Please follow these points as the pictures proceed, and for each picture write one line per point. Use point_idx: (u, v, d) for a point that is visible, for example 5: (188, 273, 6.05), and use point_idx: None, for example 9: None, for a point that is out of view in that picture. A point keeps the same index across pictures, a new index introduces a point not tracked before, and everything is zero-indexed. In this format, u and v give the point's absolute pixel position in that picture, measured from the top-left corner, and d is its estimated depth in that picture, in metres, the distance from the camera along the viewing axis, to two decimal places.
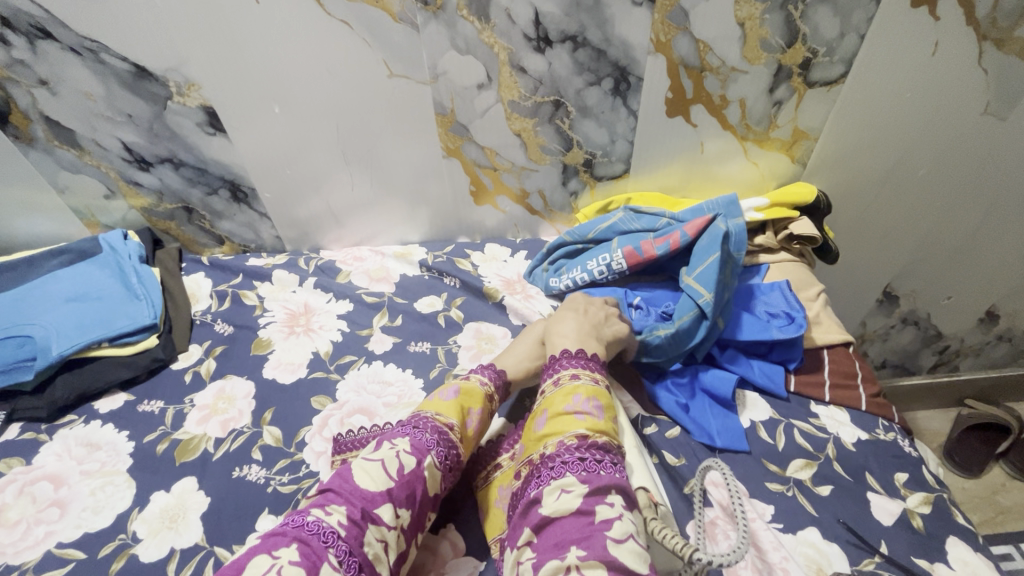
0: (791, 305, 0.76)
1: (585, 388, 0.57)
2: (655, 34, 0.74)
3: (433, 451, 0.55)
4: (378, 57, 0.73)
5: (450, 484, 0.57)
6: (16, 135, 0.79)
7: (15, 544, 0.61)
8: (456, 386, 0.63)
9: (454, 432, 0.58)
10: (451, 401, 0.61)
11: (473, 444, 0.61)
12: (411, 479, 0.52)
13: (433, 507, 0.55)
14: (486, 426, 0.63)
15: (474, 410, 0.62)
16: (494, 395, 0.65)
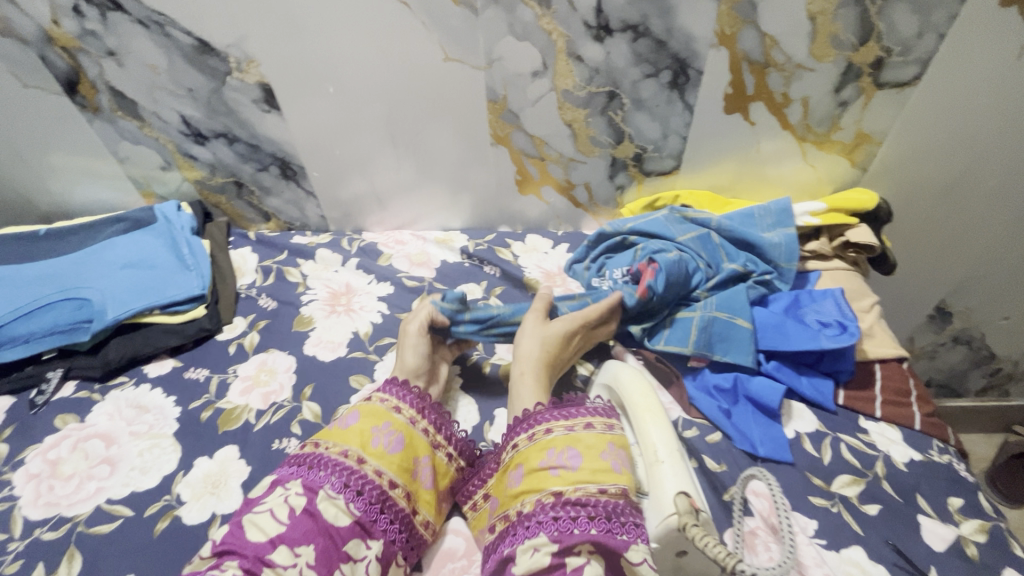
0: (845, 314, 0.72)
1: (559, 438, 0.57)
2: (720, 27, 0.71)
3: (327, 486, 0.55)
4: (435, 40, 0.73)
5: (381, 518, 0.56)
6: (82, 105, 0.82)
7: (68, 496, 0.63)
8: (354, 411, 0.63)
9: (358, 460, 0.58)
10: (348, 430, 0.61)
11: (398, 468, 0.60)
12: (310, 525, 0.53)
13: (362, 537, 0.55)
14: (412, 446, 0.62)
15: (383, 426, 0.62)
16: (407, 407, 0.64)
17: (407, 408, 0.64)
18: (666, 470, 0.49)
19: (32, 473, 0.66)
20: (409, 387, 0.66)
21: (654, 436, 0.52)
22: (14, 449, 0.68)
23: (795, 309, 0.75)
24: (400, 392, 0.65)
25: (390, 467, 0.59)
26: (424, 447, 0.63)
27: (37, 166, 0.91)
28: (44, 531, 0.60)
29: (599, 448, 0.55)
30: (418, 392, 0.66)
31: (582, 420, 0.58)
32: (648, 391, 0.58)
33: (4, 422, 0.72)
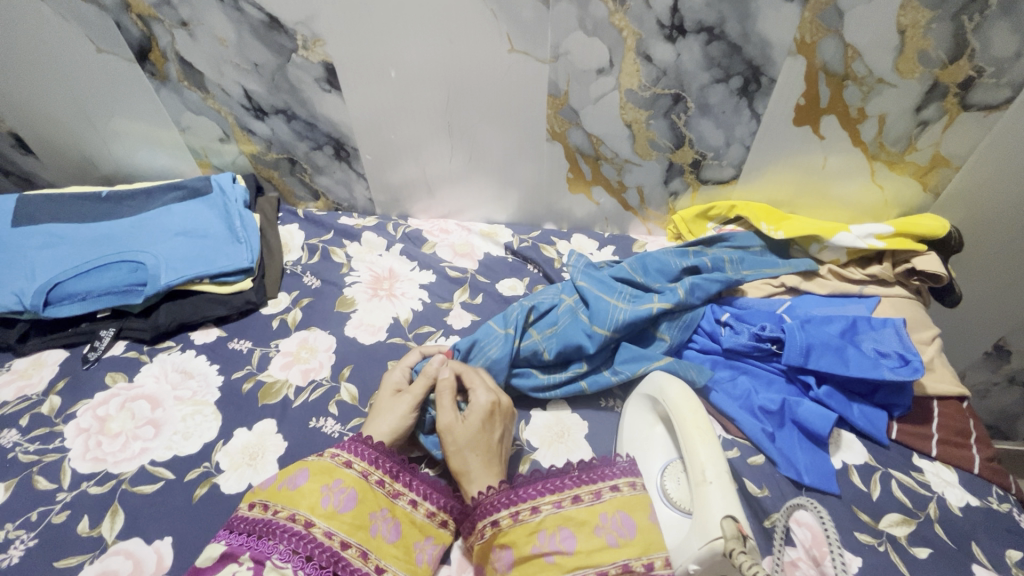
0: (906, 346, 0.69)
1: (549, 517, 0.53)
2: (801, 34, 0.68)
3: (273, 555, 0.51)
4: (502, 30, 0.71)
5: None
6: (151, 72, 0.84)
7: (115, 454, 0.65)
8: (304, 467, 0.58)
9: (307, 524, 0.54)
10: (295, 491, 0.56)
11: (351, 527, 0.55)
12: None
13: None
14: (367, 501, 0.57)
15: (335, 483, 0.57)
16: (359, 461, 0.60)
17: (360, 463, 0.59)
18: (714, 491, 0.47)
19: (82, 427, 0.68)
20: (363, 439, 0.62)
21: (703, 455, 0.50)
22: (66, 402, 0.71)
23: (852, 335, 0.71)
24: (354, 447, 0.61)
25: (343, 527, 0.55)
26: (385, 500, 0.59)
27: (103, 130, 0.93)
28: (91, 485, 0.62)
29: (593, 522, 0.52)
30: (373, 444, 0.61)
31: (569, 492, 0.55)
32: (698, 407, 0.55)
33: (58, 375, 0.74)
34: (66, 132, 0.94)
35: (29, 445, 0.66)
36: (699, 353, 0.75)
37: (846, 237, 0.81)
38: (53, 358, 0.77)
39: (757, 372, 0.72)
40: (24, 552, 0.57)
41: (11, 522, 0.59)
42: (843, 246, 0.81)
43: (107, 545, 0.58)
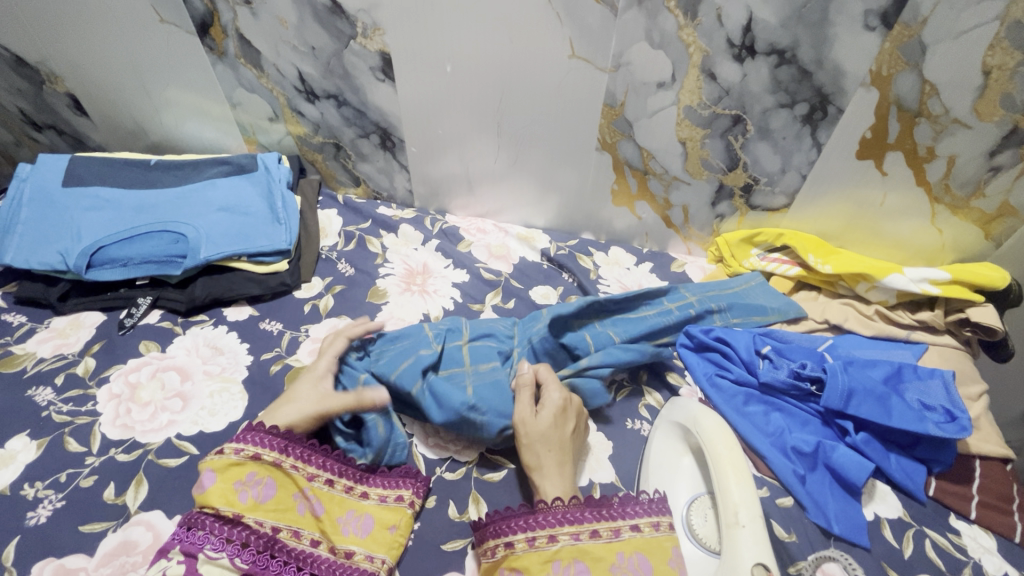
0: (953, 401, 0.66)
1: (566, 548, 0.51)
2: (877, 66, 0.65)
3: (207, 548, 0.49)
4: (565, 35, 0.70)
5: (272, 562, 0.51)
6: (210, 47, 0.84)
7: (143, 423, 0.66)
8: (209, 467, 0.53)
9: (233, 516, 0.52)
10: (206, 492, 0.52)
11: (277, 512, 0.54)
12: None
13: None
14: (286, 485, 0.56)
15: (247, 476, 0.54)
16: (269, 450, 0.56)
17: (273, 453, 0.56)
18: (746, 536, 0.46)
19: (114, 393, 0.69)
20: (269, 430, 0.57)
21: (737, 496, 0.49)
22: (100, 365, 0.72)
23: (895, 382, 0.69)
24: (257, 438, 0.56)
25: (270, 514, 0.53)
26: (301, 483, 0.57)
27: (156, 99, 0.94)
28: (118, 452, 0.63)
29: (609, 559, 0.50)
30: (280, 433, 0.57)
31: (587, 526, 0.52)
32: (734, 444, 0.54)
33: (95, 338, 0.76)
34: (121, 97, 0.95)
35: (63, 406, 0.67)
36: (732, 384, 0.72)
37: (899, 278, 0.77)
38: (91, 321, 0.78)
39: (793, 410, 0.69)
40: (51, 512, 0.58)
41: (41, 480, 0.61)
42: (894, 288, 0.78)
43: (130, 514, 0.59)
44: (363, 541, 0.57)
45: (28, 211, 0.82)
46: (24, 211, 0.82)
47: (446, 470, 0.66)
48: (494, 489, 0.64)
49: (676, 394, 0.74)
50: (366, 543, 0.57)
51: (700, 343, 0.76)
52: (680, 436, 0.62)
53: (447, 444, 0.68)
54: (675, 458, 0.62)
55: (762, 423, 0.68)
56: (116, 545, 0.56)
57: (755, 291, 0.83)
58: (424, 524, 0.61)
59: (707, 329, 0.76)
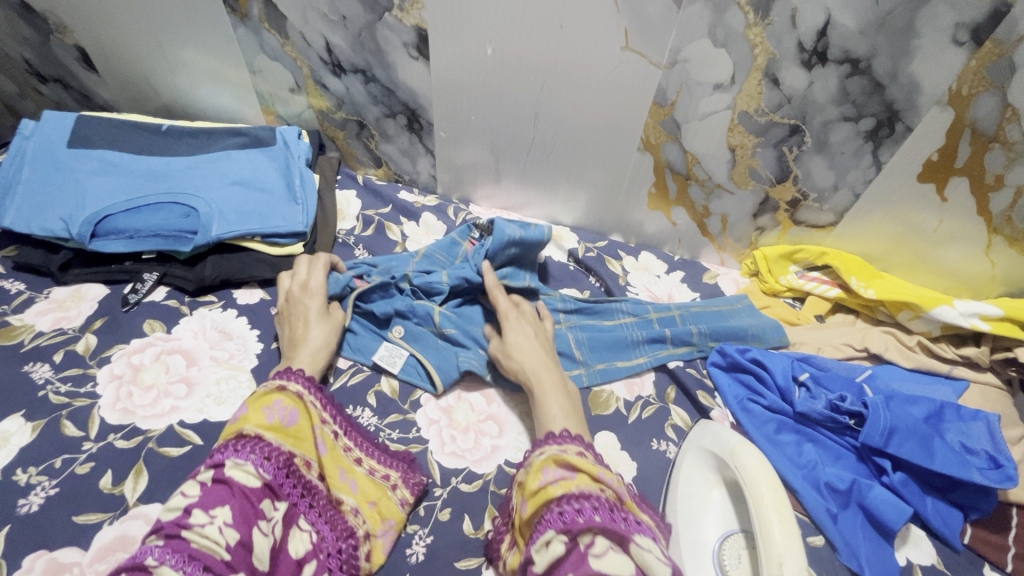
0: (998, 446, 0.63)
1: (552, 455, 0.52)
2: (958, 84, 0.59)
3: (231, 455, 0.49)
4: (620, 25, 0.64)
5: (287, 482, 0.52)
6: (233, 8, 0.78)
7: (145, 408, 0.63)
8: (243, 395, 0.56)
9: (255, 433, 0.52)
10: (236, 420, 0.53)
11: (296, 440, 0.55)
12: (224, 491, 0.47)
13: (272, 499, 0.50)
14: (306, 416, 0.57)
15: (275, 401, 0.55)
16: (295, 383, 0.59)
17: (302, 389, 0.59)
18: None
19: (115, 373, 0.65)
20: (296, 370, 0.60)
21: (781, 545, 0.45)
22: (102, 343, 0.68)
23: (936, 422, 0.65)
24: (300, 378, 0.59)
25: (289, 439, 0.54)
26: (317, 421, 0.58)
27: (170, 60, 0.89)
28: (118, 438, 0.60)
29: (593, 472, 0.50)
30: (309, 377, 0.61)
31: (574, 446, 0.53)
32: (778, 485, 0.50)
33: (96, 312, 0.72)
34: (133, 55, 0.89)
35: (60, 385, 0.64)
36: (765, 410, 0.69)
37: (947, 311, 0.74)
38: (93, 294, 0.74)
39: (827, 443, 0.66)
40: (44, 500, 0.55)
41: (35, 465, 0.57)
42: (941, 320, 0.74)
43: (128, 507, 0.55)
44: (352, 495, 0.58)
45: (30, 170, 0.77)
46: (26, 171, 0.77)
47: (461, 481, 0.62)
48: None
49: (706, 417, 0.69)
50: (355, 496, 0.58)
51: (733, 363, 0.73)
52: (705, 469, 0.60)
53: (464, 453, 0.65)
54: (700, 493, 0.59)
55: (794, 455, 0.65)
56: (112, 540, 0.53)
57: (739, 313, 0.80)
58: (436, 537, 0.58)
59: (743, 349, 0.73)
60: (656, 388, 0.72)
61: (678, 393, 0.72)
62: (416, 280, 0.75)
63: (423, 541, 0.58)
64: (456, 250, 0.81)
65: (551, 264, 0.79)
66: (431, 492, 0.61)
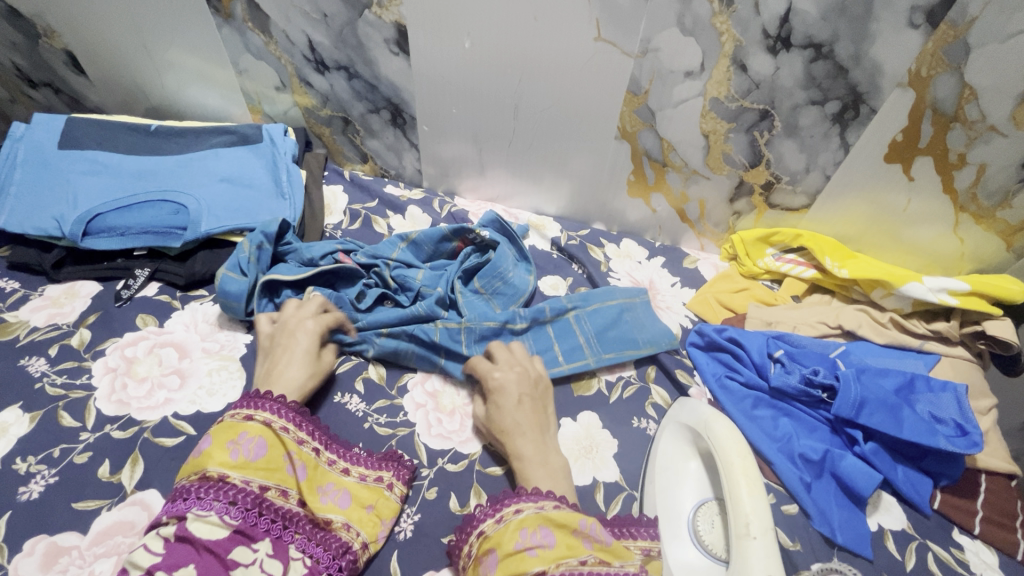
0: (965, 415, 0.65)
1: (531, 516, 0.50)
2: (917, 66, 0.62)
3: (193, 506, 0.48)
4: (592, 15, 0.66)
5: (262, 519, 0.50)
6: (217, 9, 0.80)
7: (139, 400, 0.64)
8: (208, 432, 0.54)
9: (220, 477, 0.51)
10: (201, 455, 0.52)
11: (267, 471, 0.53)
12: (187, 550, 0.47)
13: (245, 543, 0.49)
14: (277, 445, 0.55)
15: (241, 436, 0.53)
16: (263, 412, 0.56)
17: (274, 418, 0.57)
18: (757, 549, 0.45)
19: (109, 367, 0.67)
20: (266, 396, 0.58)
21: (749, 507, 0.47)
22: (96, 337, 0.70)
23: (906, 394, 0.68)
24: (274, 407, 0.58)
25: (258, 473, 0.53)
26: (289, 445, 0.56)
27: (157, 61, 0.90)
28: (114, 428, 0.62)
29: (572, 525, 0.49)
30: (291, 403, 0.59)
31: (548, 501, 0.52)
32: (748, 453, 0.52)
33: (89, 309, 0.73)
34: (120, 57, 0.91)
35: (57, 379, 0.65)
36: (742, 387, 0.71)
37: (917, 287, 0.76)
38: (86, 291, 0.76)
39: (802, 416, 0.69)
40: (44, 488, 0.57)
41: (34, 454, 0.59)
42: (911, 296, 0.76)
43: (125, 493, 0.57)
44: (342, 511, 0.56)
45: (22, 172, 0.79)
46: (18, 172, 0.79)
47: (448, 461, 0.64)
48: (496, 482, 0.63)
49: (684, 395, 0.72)
50: (346, 512, 0.57)
51: (711, 343, 0.75)
52: (680, 445, 0.62)
53: (450, 435, 0.67)
54: (677, 467, 0.61)
55: (769, 429, 0.67)
56: (110, 524, 0.55)
57: (641, 310, 0.78)
58: (424, 515, 0.60)
59: (720, 329, 0.75)
60: (636, 368, 0.75)
61: (659, 372, 0.75)
62: (395, 272, 0.78)
63: (412, 519, 0.60)
64: (444, 246, 0.83)
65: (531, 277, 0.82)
66: (419, 472, 0.64)
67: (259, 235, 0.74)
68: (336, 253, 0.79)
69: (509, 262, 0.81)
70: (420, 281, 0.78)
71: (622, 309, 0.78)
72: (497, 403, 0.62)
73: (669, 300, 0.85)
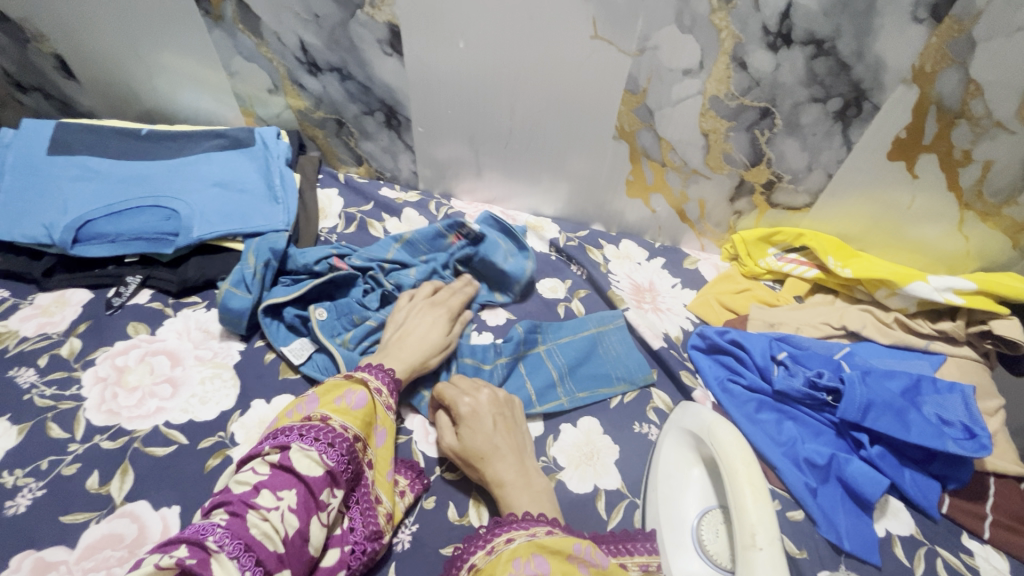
0: (973, 417, 0.64)
1: (523, 545, 0.48)
2: (921, 61, 0.60)
3: (297, 439, 0.50)
4: (588, 14, 0.65)
5: (347, 471, 0.51)
6: (206, 11, 0.79)
7: (130, 409, 0.63)
8: (317, 388, 0.57)
9: (324, 418, 0.53)
10: (307, 402, 0.55)
11: (362, 424, 0.55)
12: (287, 479, 0.48)
13: (331, 488, 0.50)
14: (374, 406, 0.57)
15: (347, 392, 0.56)
16: (373, 378, 0.59)
17: (374, 378, 0.59)
18: (763, 560, 0.44)
19: (100, 376, 0.66)
20: (382, 369, 0.61)
21: (754, 516, 0.46)
22: (86, 346, 0.69)
23: (912, 396, 0.66)
24: (383, 376, 0.60)
25: (356, 422, 0.54)
26: (379, 408, 0.58)
27: (147, 65, 0.89)
28: (103, 439, 0.61)
29: (566, 551, 0.47)
30: (395, 376, 0.62)
31: (540, 527, 0.51)
32: (752, 460, 0.50)
33: (80, 317, 0.72)
34: (110, 60, 0.90)
35: (46, 389, 0.64)
36: (745, 390, 0.70)
37: (922, 286, 0.75)
38: (77, 299, 0.74)
39: (806, 420, 0.67)
40: (31, 501, 0.55)
41: (21, 467, 0.58)
42: (916, 296, 0.75)
43: (115, 506, 0.56)
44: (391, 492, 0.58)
45: (11, 178, 0.78)
46: (6, 178, 0.77)
47: (446, 470, 0.63)
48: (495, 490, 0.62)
49: (688, 397, 0.71)
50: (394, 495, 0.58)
51: (713, 345, 0.74)
52: (686, 451, 0.60)
53: None
54: (683, 475, 0.59)
55: (773, 434, 0.66)
56: (99, 538, 0.54)
57: (613, 340, 0.75)
58: (421, 525, 0.59)
59: (722, 331, 0.74)
60: None
61: (661, 375, 0.74)
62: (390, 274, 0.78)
63: (409, 529, 0.59)
64: (439, 242, 0.82)
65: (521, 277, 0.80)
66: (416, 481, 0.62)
67: (265, 252, 0.73)
68: (331, 257, 0.77)
69: (499, 252, 0.80)
70: (416, 279, 0.77)
71: (593, 342, 0.75)
72: (471, 430, 0.59)
73: (670, 301, 0.84)
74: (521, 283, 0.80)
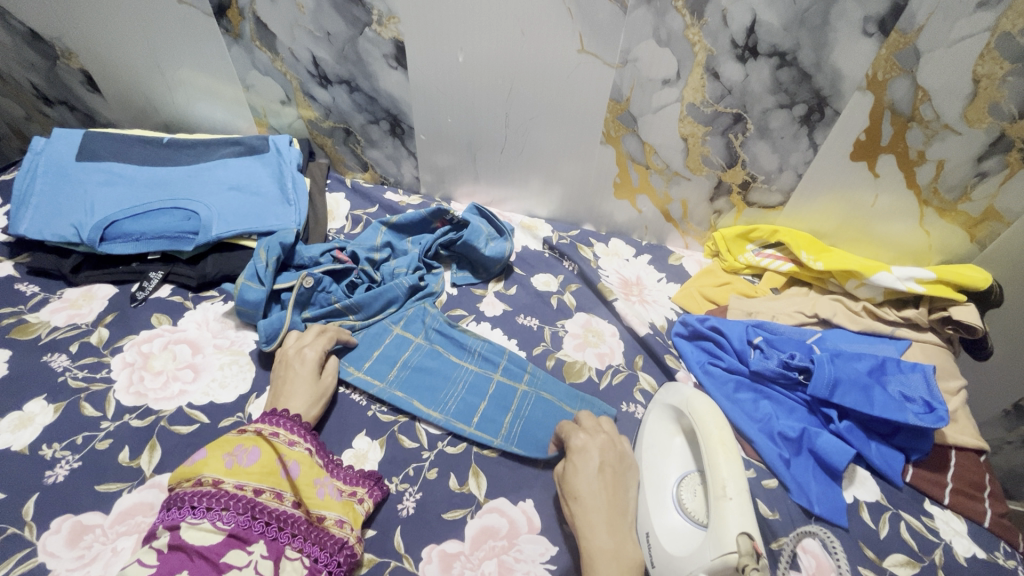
0: (933, 393, 0.69)
1: None
2: (874, 70, 0.67)
3: (187, 515, 0.51)
4: (575, 29, 0.72)
5: (255, 524, 0.52)
6: (226, 29, 0.86)
7: (156, 391, 0.68)
8: (203, 447, 0.57)
9: (214, 483, 0.53)
10: (195, 464, 0.55)
11: (260, 475, 0.56)
12: (181, 557, 0.48)
13: (241, 546, 0.50)
14: (268, 451, 0.58)
15: (235, 447, 0.57)
16: (256, 425, 0.60)
17: (266, 426, 0.60)
18: (732, 507, 0.49)
19: (127, 361, 0.71)
20: (280, 413, 0.62)
21: (725, 471, 0.52)
22: (114, 335, 0.74)
23: (879, 375, 0.72)
24: (276, 420, 0.61)
25: (252, 477, 0.55)
26: (281, 449, 0.59)
27: (168, 78, 0.96)
28: (133, 418, 0.66)
29: None
30: (291, 416, 0.62)
31: None
32: (725, 424, 0.56)
33: (107, 309, 0.78)
34: (133, 75, 0.97)
35: (78, 372, 0.69)
36: (724, 372, 0.76)
37: (886, 277, 0.80)
38: (103, 293, 0.80)
39: (781, 398, 0.73)
40: (68, 471, 0.60)
41: (58, 441, 0.63)
42: (882, 285, 0.81)
43: (145, 477, 0.61)
44: (335, 506, 0.58)
45: (43, 182, 0.84)
46: (38, 183, 0.83)
47: (447, 444, 0.69)
48: (493, 463, 0.67)
49: (672, 377, 0.77)
50: (337, 509, 0.58)
51: (695, 332, 0.80)
52: (645, 437, 0.66)
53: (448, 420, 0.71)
54: (666, 445, 0.64)
55: (751, 412, 0.71)
56: (131, 506, 0.58)
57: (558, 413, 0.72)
58: (425, 493, 0.64)
59: (703, 319, 0.80)
60: (625, 357, 0.80)
61: (646, 360, 0.80)
62: (382, 270, 0.85)
63: (413, 497, 0.64)
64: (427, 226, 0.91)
65: (502, 258, 0.88)
66: (420, 454, 0.67)
67: (275, 246, 0.79)
68: (333, 250, 0.85)
69: (481, 238, 0.87)
70: (397, 266, 0.86)
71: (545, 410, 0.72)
72: (577, 466, 0.60)
73: (656, 294, 0.90)
74: (502, 263, 0.88)
